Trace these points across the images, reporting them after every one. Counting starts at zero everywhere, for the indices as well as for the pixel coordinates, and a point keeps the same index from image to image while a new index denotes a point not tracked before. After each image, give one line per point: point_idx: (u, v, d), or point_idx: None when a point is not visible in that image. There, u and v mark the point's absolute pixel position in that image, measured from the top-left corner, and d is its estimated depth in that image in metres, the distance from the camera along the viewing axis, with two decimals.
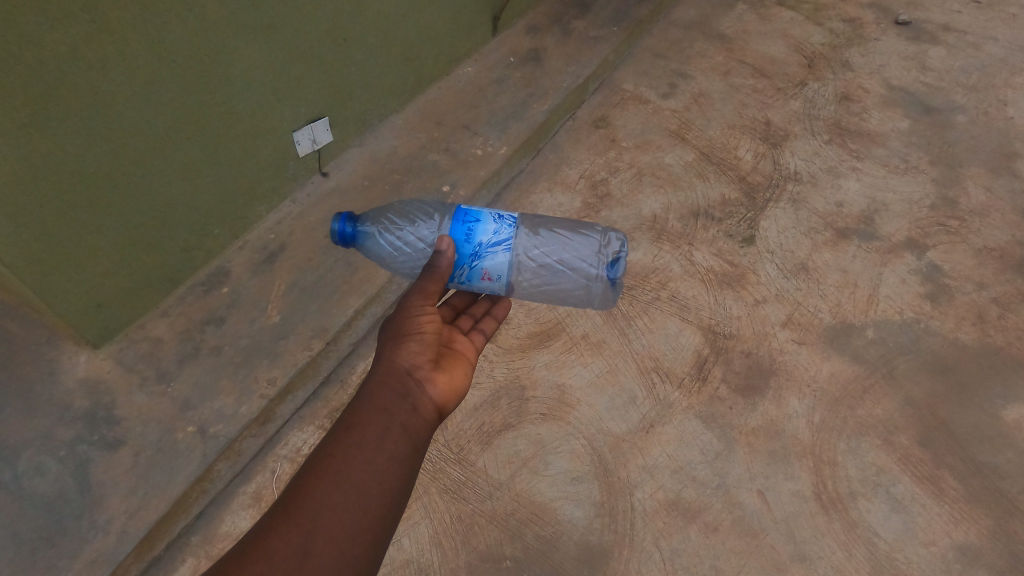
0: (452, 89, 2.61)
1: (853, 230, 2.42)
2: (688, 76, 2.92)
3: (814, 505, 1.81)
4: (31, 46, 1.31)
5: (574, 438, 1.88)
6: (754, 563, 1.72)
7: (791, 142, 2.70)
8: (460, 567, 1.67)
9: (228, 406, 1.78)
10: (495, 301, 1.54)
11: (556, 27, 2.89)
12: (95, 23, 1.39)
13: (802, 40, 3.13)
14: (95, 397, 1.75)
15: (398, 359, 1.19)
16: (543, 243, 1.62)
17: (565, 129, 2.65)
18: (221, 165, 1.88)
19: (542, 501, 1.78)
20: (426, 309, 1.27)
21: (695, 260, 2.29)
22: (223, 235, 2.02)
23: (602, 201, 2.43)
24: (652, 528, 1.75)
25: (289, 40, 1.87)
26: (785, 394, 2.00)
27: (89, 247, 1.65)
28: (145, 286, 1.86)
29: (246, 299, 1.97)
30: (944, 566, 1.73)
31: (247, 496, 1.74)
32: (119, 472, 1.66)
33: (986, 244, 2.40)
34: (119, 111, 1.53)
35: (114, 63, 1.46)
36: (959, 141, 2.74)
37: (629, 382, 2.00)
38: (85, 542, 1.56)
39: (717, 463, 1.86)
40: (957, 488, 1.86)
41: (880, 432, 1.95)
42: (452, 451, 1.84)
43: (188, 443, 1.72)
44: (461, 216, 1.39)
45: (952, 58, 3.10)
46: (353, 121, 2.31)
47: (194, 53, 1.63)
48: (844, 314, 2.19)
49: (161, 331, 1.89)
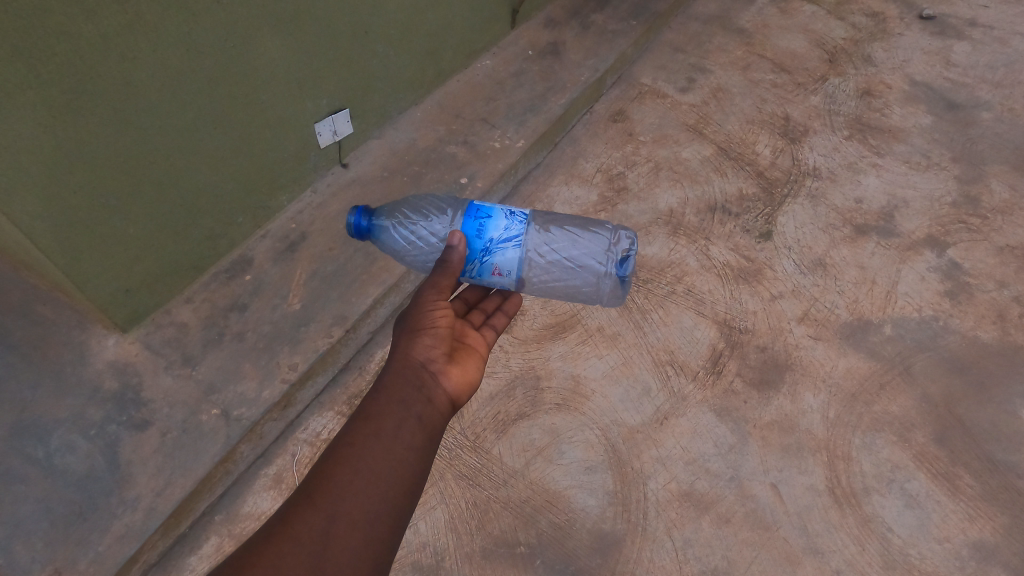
0: (470, 82, 2.63)
1: (873, 227, 2.40)
2: (707, 69, 2.91)
3: (828, 499, 1.81)
4: (68, 37, 1.35)
5: (588, 428, 1.90)
6: (766, 554, 1.73)
7: (811, 137, 2.68)
8: (475, 552, 1.70)
9: (251, 389, 1.83)
10: (507, 297, 1.56)
11: (575, 21, 2.89)
12: (127, 14, 1.42)
13: (824, 35, 3.11)
14: (124, 378, 1.80)
15: (412, 352, 1.22)
16: (555, 239, 1.64)
17: (583, 123, 2.67)
18: (245, 156, 1.92)
19: (555, 489, 1.80)
20: (439, 304, 1.30)
21: (712, 255, 2.29)
22: (247, 224, 2.07)
23: (619, 194, 2.44)
24: (664, 518, 1.77)
25: (314, 33, 1.91)
26: (800, 389, 2.00)
27: (119, 235, 1.70)
28: (172, 273, 1.91)
29: (268, 286, 2.01)
30: (959, 563, 1.73)
31: (269, 478, 1.80)
32: (146, 452, 1.71)
33: (1009, 243, 2.38)
34: (149, 100, 1.57)
35: (145, 55, 1.51)
36: (983, 138, 2.71)
37: (643, 374, 2.01)
38: (115, 517, 1.62)
39: (730, 457, 1.87)
40: (974, 485, 1.85)
41: (895, 429, 1.94)
42: (468, 439, 1.87)
43: (213, 425, 1.77)
44: (473, 212, 1.42)
45: (977, 53, 3.06)
46: (373, 113, 2.34)
47: (219, 45, 1.66)
48: (862, 311, 2.18)
49: (187, 316, 1.94)
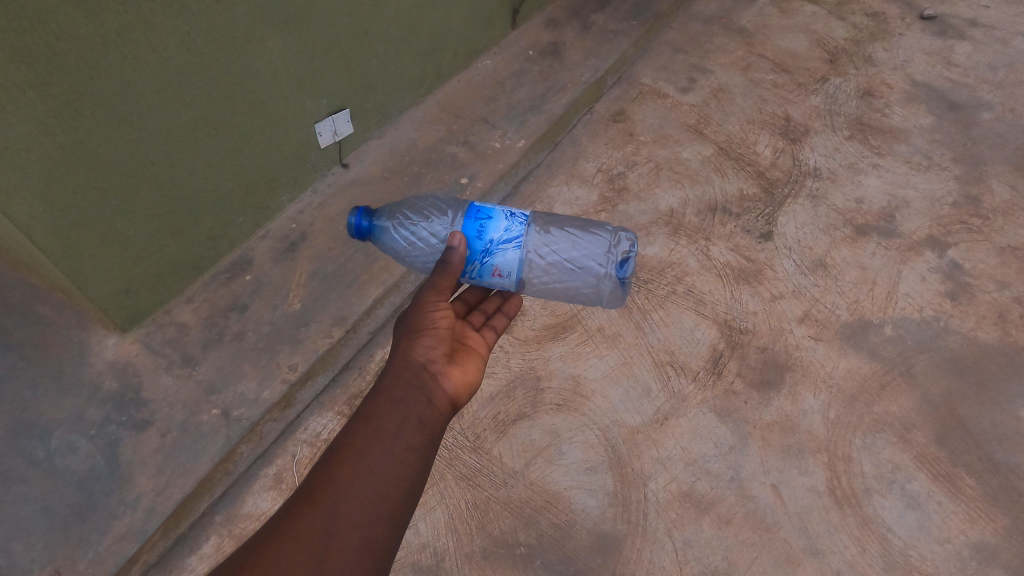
0: (470, 82, 2.63)
1: (873, 227, 2.40)
2: (707, 69, 2.91)
3: (828, 500, 1.81)
4: (68, 36, 1.35)
5: (588, 429, 1.90)
6: (766, 555, 1.73)
7: (811, 137, 2.68)
8: (475, 553, 1.70)
9: (251, 390, 1.83)
10: (507, 297, 1.56)
11: (575, 21, 2.89)
12: (127, 14, 1.42)
13: (824, 35, 3.10)
14: (124, 378, 1.80)
15: (412, 353, 1.22)
16: (555, 241, 1.64)
17: (583, 123, 2.67)
18: (245, 156, 1.92)
19: (555, 490, 1.80)
20: (439, 305, 1.30)
21: (713, 255, 2.29)
22: (247, 224, 2.07)
23: (619, 195, 2.43)
24: (665, 519, 1.77)
25: (314, 33, 1.90)
26: (801, 389, 2.00)
27: (119, 235, 1.70)
28: (172, 273, 1.91)
29: (268, 287, 2.01)
30: (959, 564, 1.73)
31: (269, 478, 1.80)
32: (146, 452, 1.71)
33: (1009, 243, 2.37)
34: (149, 100, 1.57)
35: (145, 55, 1.50)
36: (984, 138, 2.71)
37: (643, 374, 2.01)
38: (115, 518, 1.62)
39: (730, 457, 1.87)
40: (974, 486, 1.85)
41: (896, 429, 1.94)
42: (468, 439, 1.87)
43: (213, 425, 1.76)
44: (474, 212, 1.41)
45: (978, 53, 3.05)
46: (373, 113, 2.34)
47: (219, 45, 1.66)
48: (863, 311, 2.18)
49: (187, 316, 1.94)
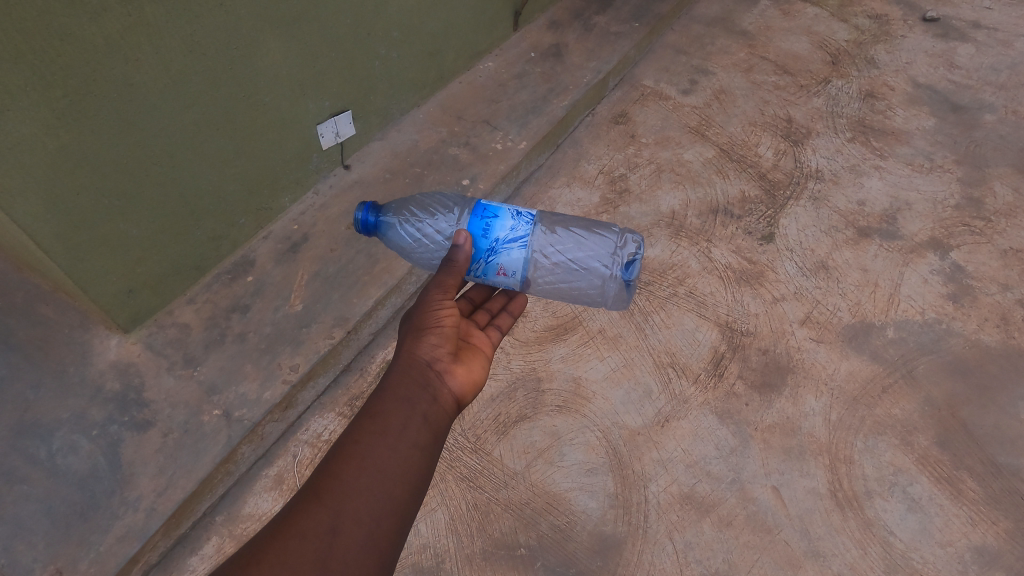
0: (472, 84, 2.63)
1: (875, 229, 2.40)
2: (709, 71, 2.91)
3: (830, 502, 1.81)
4: (71, 38, 1.35)
5: (589, 430, 1.90)
6: (767, 558, 1.72)
7: (813, 139, 2.68)
8: (476, 554, 1.70)
9: (253, 390, 1.83)
10: (512, 297, 1.56)
11: (577, 23, 2.89)
12: (131, 16, 1.43)
13: (826, 37, 3.10)
14: (126, 379, 1.81)
15: (418, 351, 1.22)
16: (560, 241, 1.64)
17: (585, 125, 2.67)
18: (248, 156, 1.93)
19: (556, 491, 1.80)
20: (445, 303, 1.30)
21: (714, 257, 2.29)
22: (249, 225, 2.08)
23: (621, 196, 2.43)
24: (665, 521, 1.77)
25: (316, 34, 1.91)
26: (802, 391, 2.00)
27: (122, 235, 1.71)
28: (175, 273, 1.92)
29: (270, 288, 2.01)
30: (962, 567, 1.72)
31: (270, 479, 1.80)
32: (148, 452, 1.71)
33: (1011, 245, 2.37)
34: (153, 101, 1.58)
35: (148, 56, 1.51)
36: (987, 140, 2.70)
37: (644, 376, 2.01)
38: (116, 518, 1.61)
39: (732, 459, 1.87)
40: (977, 489, 1.84)
41: (898, 432, 1.93)
42: (469, 440, 1.87)
43: (214, 426, 1.77)
44: (480, 210, 1.41)
45: (980, 55, 3.05)
46: (376, 115, 2.35)
47: (222, 46, 1.67)
48: (864, 313, 2.17)
49: (189, 317, 1.94)
